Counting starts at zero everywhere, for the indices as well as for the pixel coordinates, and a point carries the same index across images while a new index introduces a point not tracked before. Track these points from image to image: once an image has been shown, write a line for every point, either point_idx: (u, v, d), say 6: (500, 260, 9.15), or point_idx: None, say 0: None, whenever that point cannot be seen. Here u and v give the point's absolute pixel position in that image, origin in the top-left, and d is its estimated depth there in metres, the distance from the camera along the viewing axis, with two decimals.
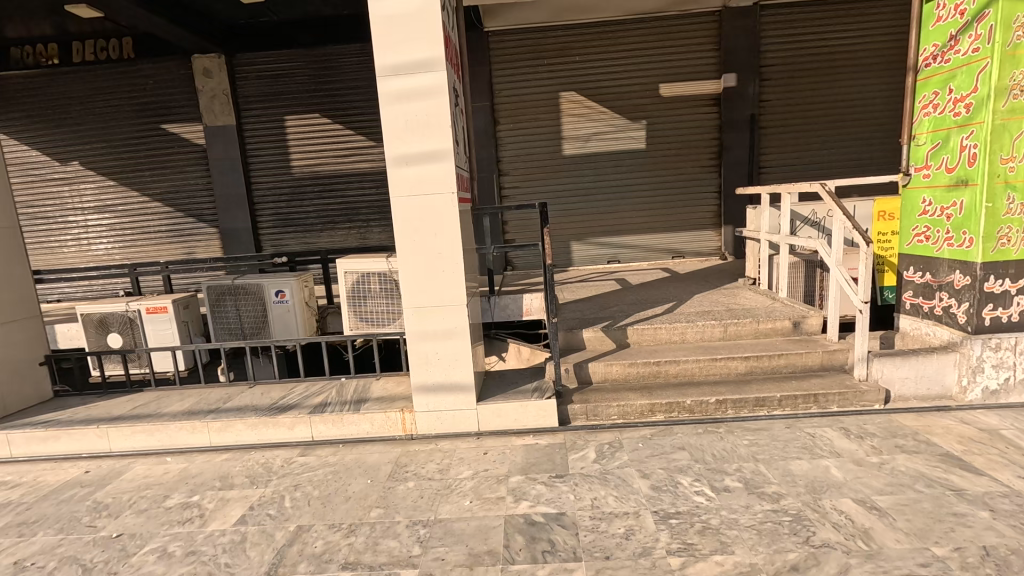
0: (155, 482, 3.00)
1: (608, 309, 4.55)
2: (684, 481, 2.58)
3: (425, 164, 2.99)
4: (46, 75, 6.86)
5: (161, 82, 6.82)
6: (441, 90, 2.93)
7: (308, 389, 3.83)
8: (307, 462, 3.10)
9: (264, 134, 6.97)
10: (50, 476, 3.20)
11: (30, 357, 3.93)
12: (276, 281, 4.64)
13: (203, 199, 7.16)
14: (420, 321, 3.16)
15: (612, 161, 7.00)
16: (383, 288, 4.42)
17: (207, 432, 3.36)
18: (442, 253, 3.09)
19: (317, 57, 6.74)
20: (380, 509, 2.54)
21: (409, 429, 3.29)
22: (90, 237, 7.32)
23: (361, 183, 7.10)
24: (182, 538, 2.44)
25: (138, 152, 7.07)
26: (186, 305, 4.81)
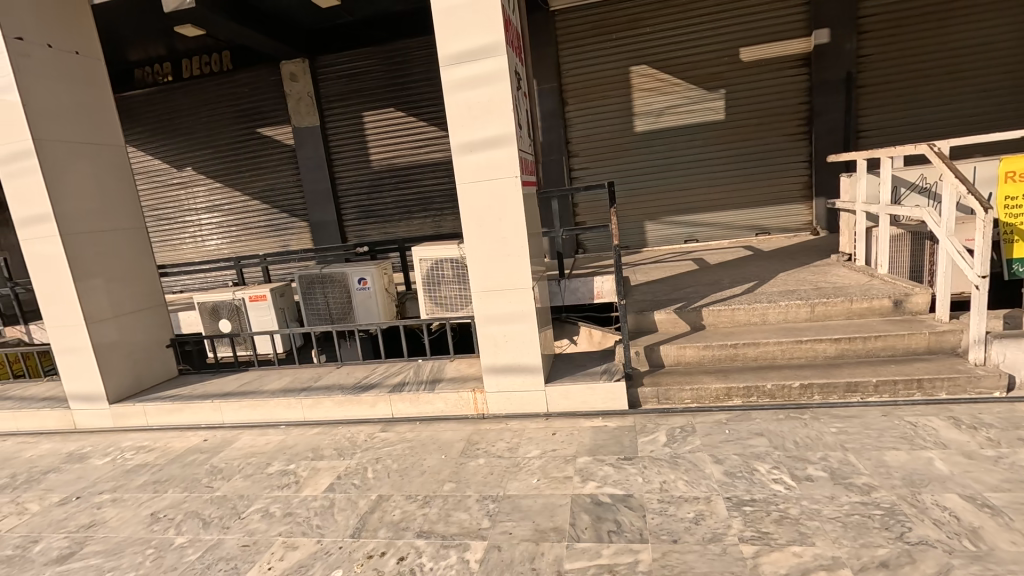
0: (260, 451, 3.37)
1: (682, 290, 4.39)
2: (761, 468, 2.45)
3: (487, 150, 3.04)
4: (163, 92, 7.74)
5: (255, 89, 7.44)
6: (501, 73, 2.93)
7: (388, 369, 4.08)
8: (387, 437, 3.32)
9: (345, 131, 7.40)
10: (177, 442, 3.69)
11: (159, 340, 4.53)
12: (358, 269, 4.97)
13: (294, 195, 7.76)
14: (488, 305, 3.24)
15: (688, 135, 6.65)
16: (456, 274, 4.59)
17: (301, 407, 3.70)
18: (507, 237, 3.13)
19: (390, 52, 6.99)
20: (452, 483, 2.67)
21: (481, 409, 3.41)
22: (204, 234, 8.22)
23: (434, 172, 7.34)
24: (281, 500, 2.72)
25: (238, 155, 7.79)
26: (281, 293, 5.29)
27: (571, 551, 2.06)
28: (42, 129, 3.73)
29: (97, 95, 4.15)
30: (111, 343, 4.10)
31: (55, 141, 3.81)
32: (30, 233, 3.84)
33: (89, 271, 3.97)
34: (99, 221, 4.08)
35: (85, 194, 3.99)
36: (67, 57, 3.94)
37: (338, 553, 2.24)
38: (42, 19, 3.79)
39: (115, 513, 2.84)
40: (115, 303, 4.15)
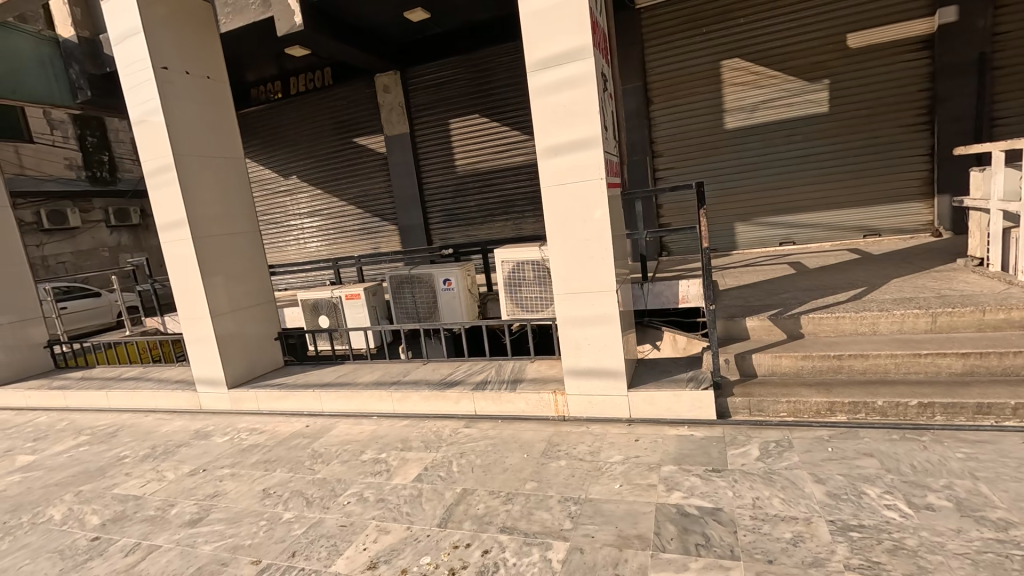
0: (355, 438, 3.62)
1: (777, 296, 4.12)
2: (871, 492, 2.24)
3: (572, 153, 3.05)
4: (274, 108, 8.55)
5: (352, 102, 7.99)
6: (588, 75, 2.93)
7: (471, 367, 4.22)
8: (470, 433, 3.43)
9: (432, 139, 7.74)
10: (284, 426, 4.06)
11: (268, 333, 5.00)
12: (444, 271, 5.19)
13: (385, 199, 8.23)
14: (570, 308, 3.25)
15: (785, 130, 6.22)
16: (536, 275, 4.66)
17: (391, 400, 3.92)
18: (591, 240, 3.12)
19: (476, 60, 7.19)
20: (534, 482, 2.70)
21: (562, 411, 3.42)
22: (306, 237, 8.96)
23: (516, 175, 7.45)
24: (374, 486, 2.91)
25: (336, 163, 8.40)
26: (374, 292, 5.65)
27: (656, 560, 2.02)
28: (180, 146, 4.27)
29: (223, 114, 4.68)
30: (230, 334, 4.60)
31: (190, 156, 4.34)
32: (170, 236, 4.41)
33: (213, 270, 4.48)
34: (222, 226, 4.59)
35: (212, 202, 4.51)
36: (201, 82, 4.49)
37: (426, 541, 2.35)
38: (182, 50, 4.34)
39: (234, 487, 3.18)
40: (233, 299, 4.65)
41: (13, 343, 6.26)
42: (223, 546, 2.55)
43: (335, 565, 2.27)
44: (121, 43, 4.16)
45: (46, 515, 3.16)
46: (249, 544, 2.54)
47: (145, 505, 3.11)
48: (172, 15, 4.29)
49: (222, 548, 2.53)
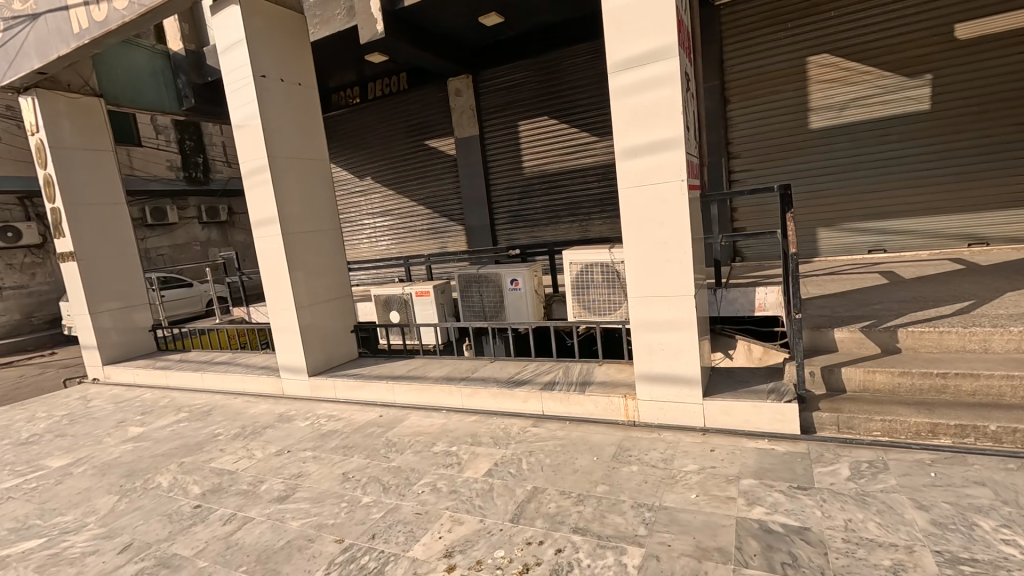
0: (426, 431, 3.74)
1: (868, 307, 3.85)
2: (984, 525, 2.05)
3: (652, 154, 3.00)
4: (352, 112, 9.01)
5: (425, 105, 8.25)
6: (671, 74, 2.87)
7: (538, 367, 4.25)
8: (539, 432, 3.46)
9: (501, 141, 7.85)
10: (359, 415, 4.27)
11: (345, 325, 5.27)
12: (512, 271, 5.25)
13: (453, 200, 8.44)
14: (644, 311, 3.20)
15: (878, 128, 5.80)
16: (605, 278, 4.62)
17: (460, 396, 4.02)
18: (668, 243, 3.05)
19: (546, 62, 7.22)
20: (606, 485, 2.68)
21: (632, 416, 3.37)
22: (378, 235, 9.37)
23: (583, 177, 7.40)
24: (447, 478, 3.00)
25: (408, 165, 8.71)
26: (442, 290, 5.81)
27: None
28: (274, 148, 4.59)
29: (312, 118, 4.98)
30: (312, 325, 4.88)
31: (283, 157, 4.67)
32: (262, 232, 4.76)
33: (299, 264, 4.77)
34: (307, 223, 4.89)
35: (300, 201, 4.82)
36: (294, 89, 4.81)
37: (499, 535, 2.39)
38: (279, 59, 4.67)
39: (316, 469, 3.38)
40: (315, 292, 4.94)
41: (123, 326, 6.96)
42: (309, 523, 2.72)
43: (412, 551, 2.36)
44: (227, 54, 4.54)
45: (155, 482, 3.51)
46: (333, 523, 2.69)
47: (238, 479, 3.37)
48: (271, 27, 4.63)
49: (308, 525, 2.70)
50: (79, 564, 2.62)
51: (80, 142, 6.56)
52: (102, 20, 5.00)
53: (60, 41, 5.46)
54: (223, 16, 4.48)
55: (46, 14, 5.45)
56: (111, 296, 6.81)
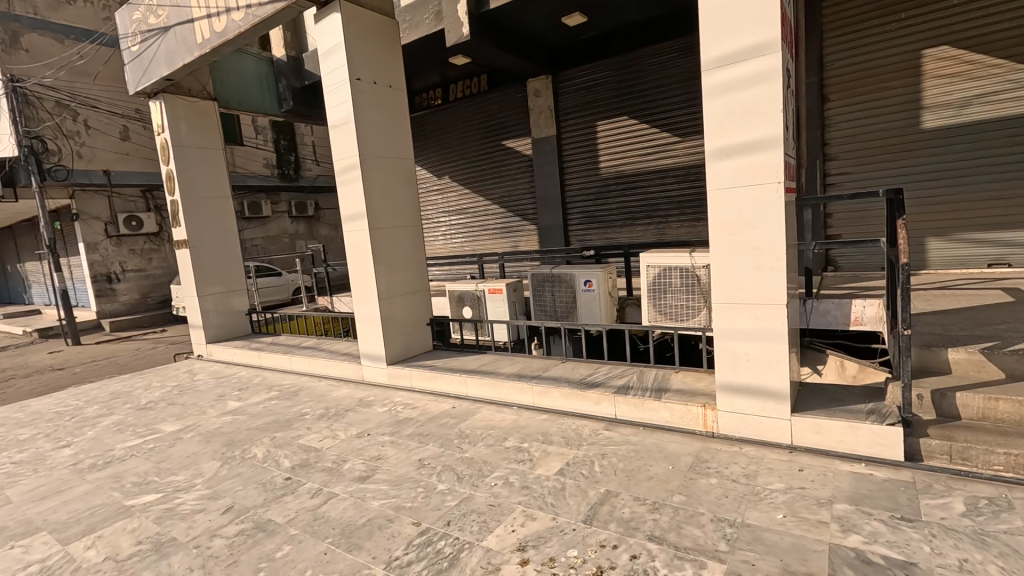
0: (498, 425, 3.81)
1: (988, 327, 3.45)
2: None
3: (747, 155, 2.86)
4: (434, 113, 9.33)
5: (503, 106, 8.38)
6: (771, 69, 2.72)
7: (611, 370, 4.20)
8: (611, 436, 3.41)
9: (578, 142, 7.81)
10: (433, 405, 4.41)
11: (421, 318, 5.46)
12: (586, 271, 5.21)
13: (527, 200, 8.51)
14: (730, 319, 3.07)
15: (1006, 128, 5.19)
16: (684, 283, 4.47)
17: (531, 393, 4.05)
18: (760, 248, 2.90)
19: (627, 61, 7.09)
20: (682, 496, 2.60)
21: (710, 427, 3.24)
22: (453, 232, 9.64)
23: (662, 179, 7.19)
24: (519, 473, 3.04)
25: (484, 165, 8.89)
26: (514, 288, 5.88)
27: None
28: (364, 147, 4.85)
29: (399, 119, 5.21)
30: (391, 317, 5.11)
31: (372, 156, 4.92)
32: (351, 226, 5.05)
33: (382, 257, 5.00)
34: (391, 218, 5.12)
35: (386, 198, 5.05)
36: (385, 91, 5.06)
37: (572, 534, 2.39)
38: (373, 63, 4.94)
39: (393, 453, 3.54)
40: (396, 286, 5.16)
41: (223, 309, 7.64)
42: (388, 504, 2.85)
43: (486, 541, 2.42)
44: (327, 59, 4.85)
45: (251, 452, 3.82)
46: (410, 506, 2.81)
47: (323, 456, 3.60)
48: (367, 33, 4.89)
49: (387, 506, 2.84)
50: (189, 520, 2.92)
51: (196, 141, 7.26)
52: (221, 30, 5.51)
53: (185, 50, 6.07)
54: (325, 24, 4.80)
55: (175, 27, 6.09)
56: (215, 281, 7.49)
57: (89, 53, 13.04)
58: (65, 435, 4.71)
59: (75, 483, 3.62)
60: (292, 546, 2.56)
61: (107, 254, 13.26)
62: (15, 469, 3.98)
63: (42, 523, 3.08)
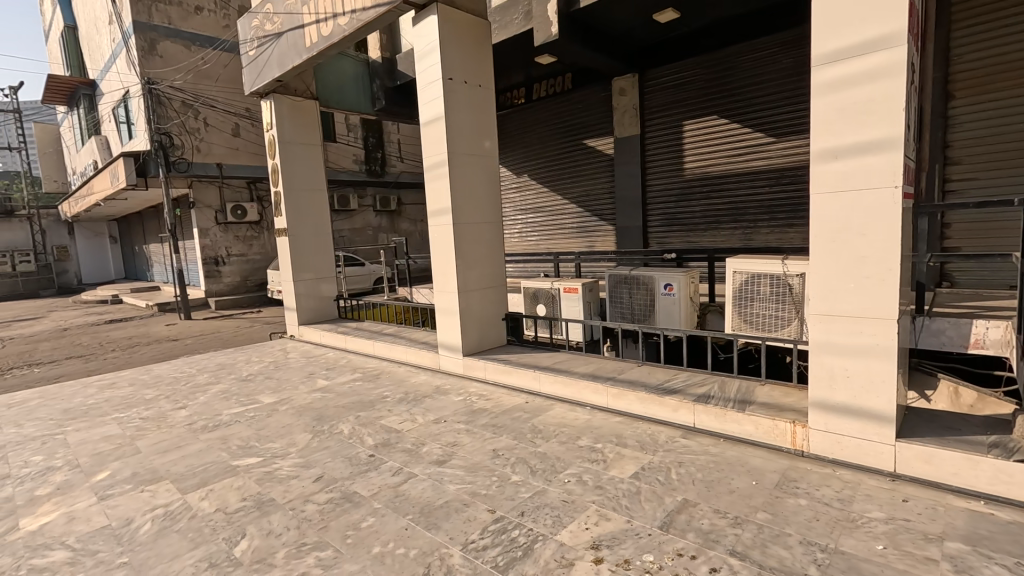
0: (571, 423, 3.82)
1: None
2: None
3: (857, 157, 2.67)
4: (517, 112, 9.46)
5: (586, 105, 8.32)
6: (893, 62, 2.51)
7: (690, 378, 4.06)
8: (689, 444, 3.31)
9: (663, 142, 7.60)
10: (506, 399, 4.50)
11: (497, 313, 5.57)
12: (666, 275, 5.08)
13: (606, 200, 8.39)
14: (828, 332, 2.87)
15: None
16: (774, 291, 4.23)
17: (606, 395, 4.01)
18: (869, 257, 2.68)
19: (721, 58, 6.81)
20: (767, 514, 2.47)
21: (800, 445, 3.05)
22: (529, 230, 9.73)
23: (752, 182, 6.83)
24: (592, 472, 3.03)
25: (564, 163, 8.88)
26: (590, 288, 5.85)
27: None
28: (453, 144, 5.03)
29: (488, 117, 5.33)
30: (469, 309, 5.25)
31: (460, 153, 5.10)
32: (436, 220, 5.26)
33: (463, 252, 5.16)
34: (475, 214, 5.26)
35: (470, 194, 5.21)
36: (475, 90, 5.20)
37: (647, 539, 2.36)
38: (466, 63, 5.10)
39: (468, 441, 3.65)
40: (474, 280, 5.30)
41: (315, 294, 8.21)
42: (464, 489, 2.95)
43: (560, 535, 2.44)
44: (423, 60, 5.08)
45: (338, 428, 4.10)
46: (485, 493, 2.89)
47: (403, 438, 3.79)
48: (461, 34, 5.06)
49: (464, 491, 2.94)
50: (286, 484, 3.19)
51: (299, 138, 7.86)
52: (327, 34, 5.94)
53: (294, 53, 6.60)
54: (422, 26, 5.03)
55: (287, 32, 6.63)
56: (308, 268, 8.07)
57: (212, 58, 14.50)
58: (181, 398, 5.29)
59: (190, 441, 4.07)
60: (375, 518, 2.72)
61: (216, 239, 14.63)
62: (142, 424, 4.54)
63: (165, 472, 3.51)
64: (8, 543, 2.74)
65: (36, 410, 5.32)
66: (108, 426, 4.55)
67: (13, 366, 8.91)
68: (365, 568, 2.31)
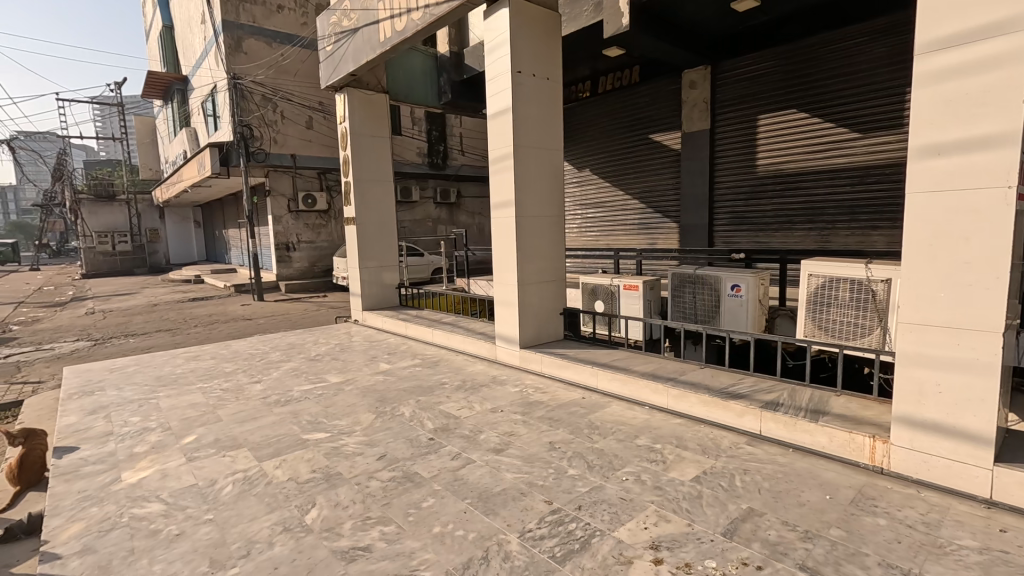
0: (629, 422, 3.76)
1: None
2: None
3: (961, 155, 2.46)
4: (581, 106, 9.36)
5: (654, 99, 8.10)
6: (1012, 48, 2.28)
7: (757, 384, 3.89)
8: (754, 452, 3.19)
9: (734, 137, 7.29)
10: (562, 393, 4.49)
11: (556, 307, 5.56)
12: (734, 275, 4.89)
13: (670, 197, 8.15)
14: (918, 342, 2.66)
15: None
16: (854, 297, 3.97)
17: (666, 395, 3.93)
18: (971, 263, 2.46)
19: (803, 50, 6.44)
20: (841, 531, 2.34)
21: (879, 461, 2.86)
22: (589, 225, 9.63)
23: (832, 180, 6.41)
24: (651, 473, 2.98)
25: (628, 159, 8.70)
26: (651, 286, 5.71)
27: None
28: (519, 137, 5.05)
29: (555, 110, 5.31)
30: (528, 302, 5.28)
31: (526, 146, 5.11)
32: (499, 213, 5.31)
33: (524, 245, 5.19)
34: (538, 207, 5.27)
35: (533, 187, 5.22)
36: (544, 84, 5.20)
37: (710, 545, 2.29)
38: (535, 57, 5.10)
39: (525, 432, 3.68)
40: (534, 274, 5.31)
41: (378, 281, 8.52)
42: (521, 479, 2.99)
43: (618, 532, 2.42)
44: (493, 53, 5.12)
45: (399, 410, 4.25)
46: (541, 485, 2.91)
47: (461, 425, 3.87)
48: (532, 27, 5.06)
49: (521, 480, 2.97)
50: (351, 460, 3.35)
51: (369, 130, 8.15)
52: (400, 29, 6.10)
53: (368, 48, 6.84)
54: (493, 20, 5.07)
55: (363, 28, 6.88)
56: (373, 256, 8.38)
57: (291, 53, 15.31)
58: (257, 373, 5.68)
59: (265, 413, 4.36)
60: (435, 499, 2.81)
61: (288, 226, 15.47)
62: (223, 395, 4.90)
63: (244, 440, 3.78)
64: (113, 492, 3.05)
65: (133, 375, 5.87)
66: (194, 395, 4.95)
67: (113, 335, 9.86)
68: (426, 546, 2.39)
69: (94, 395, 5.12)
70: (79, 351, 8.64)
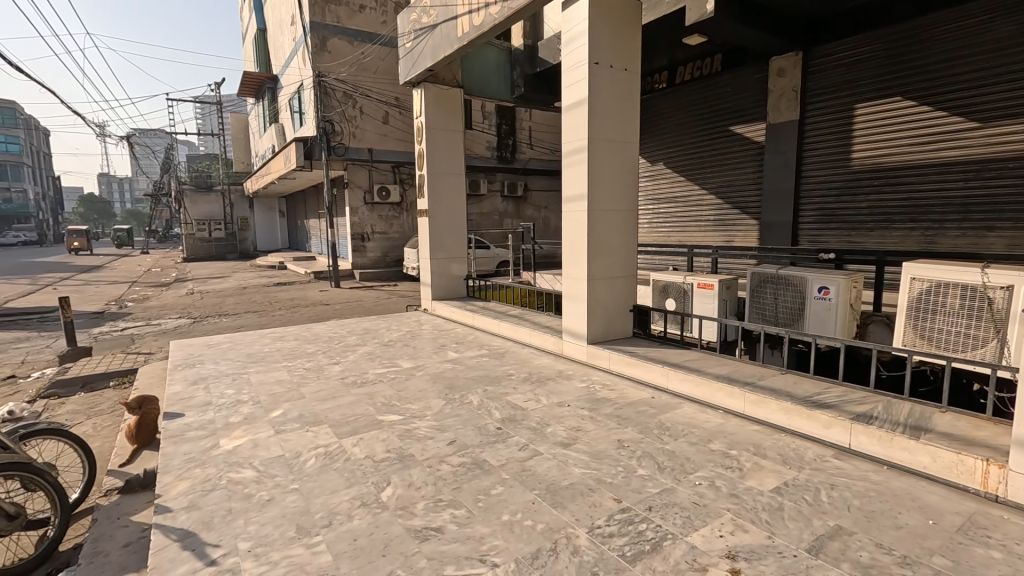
0: (701, 425, 3.62)
1: None
2: None
3: None
4: (657, 97, 9.07)
5: (736, 88, 7.68)
6: None
7: (846, 394, 3.61)
8: (843, 466, 2.97)
9: (826, 128, 6.77)
10: (631, 391, 4.41)
11: (626, 304, 5.45)
12: (823, 278, 4.54)
13: (751, 192, 7.72)
14: None
15: None
16: (965, 304, 3.58)
17: (743, 400, 3.74)
18: None
19: (911, 30, 5.85)
20: (946, 560, 2.13)
21: (994, 488, 2.57)
22: (660, 221, 9.34)
23: (940, 174, 5.79)
24: (727, 479, 2.86)
25: (706, 152, 8.33)
26: (727, 286, 5.44)
27: None
28: (594, 130, 4.98)
29: (632, 102, 5.17)
30: (596, 298, 5.21)
31: (600, 139, 5.03)
32: (570, 207, 5.27)
33: (595, 239, 5.12)
34: (610, 201, 5.18)
35: (607, 181, 5.13)
36: (621, 75, 5.08)
37: (793, 560, 2.16)
38: (614, 46, 4.99)
39: (592, 428, 3.65)
40: (605, 269, 5.23)
41: (447, 273, 8.74)
42: (589, 475, 2.96)
43: (691, 537, 2.35)
44: (569, 45, 5.07)
45: (467, 398, 4.35)
46: (610, 482, 2.87)
47: (528, 416, 3.90)
48: (611, 17, 4.95)
49: (589, 476, 2.95)
50: (422, 443, 3.47)
51: (443, 124, 8.34)
52: (478, 23, 6.17)
53: (446, 43, 6.99)
54: (571, 11, 5.01)
55: (441, 23, 7.03)
56: (443, 247, 8.59)
57: (371, 52, 15.99)
58: (335, 355, 6.02)
59: (343, 393, 4.61)
60: (504, 488, 2.85)
61: (364, 218, 16.20)
62: (305, 374, 5.25)
63: (324, 418, 4.02)
64: (212, 456, 3.36)
65: (227, 352, 6.41)
66: (280, 372, 5.33)
67: (209, 314, 10.82)
68: (495, 533, 2.43)
69: (195, 367, 5.65)
70: (182, 328, 9.54)
